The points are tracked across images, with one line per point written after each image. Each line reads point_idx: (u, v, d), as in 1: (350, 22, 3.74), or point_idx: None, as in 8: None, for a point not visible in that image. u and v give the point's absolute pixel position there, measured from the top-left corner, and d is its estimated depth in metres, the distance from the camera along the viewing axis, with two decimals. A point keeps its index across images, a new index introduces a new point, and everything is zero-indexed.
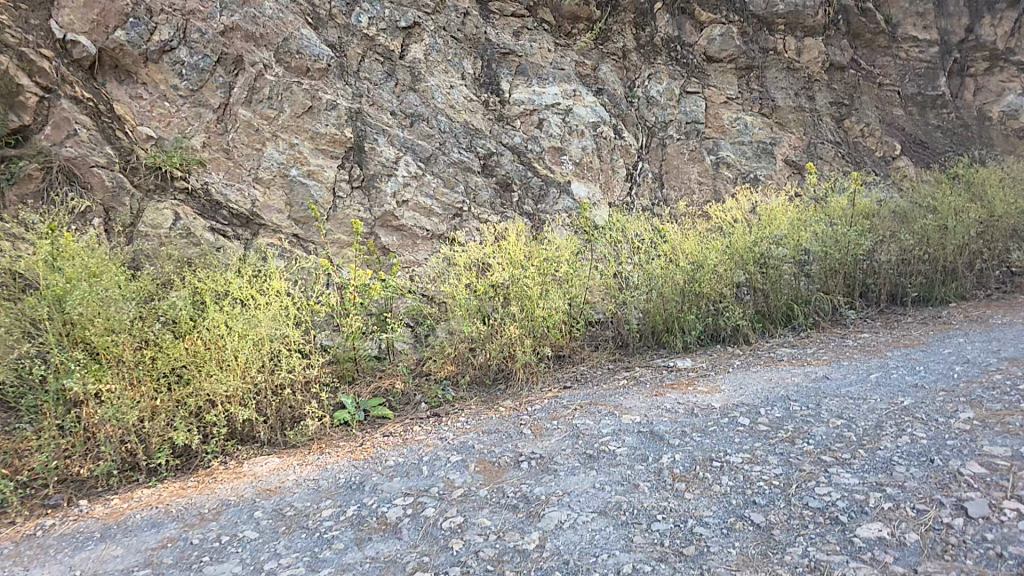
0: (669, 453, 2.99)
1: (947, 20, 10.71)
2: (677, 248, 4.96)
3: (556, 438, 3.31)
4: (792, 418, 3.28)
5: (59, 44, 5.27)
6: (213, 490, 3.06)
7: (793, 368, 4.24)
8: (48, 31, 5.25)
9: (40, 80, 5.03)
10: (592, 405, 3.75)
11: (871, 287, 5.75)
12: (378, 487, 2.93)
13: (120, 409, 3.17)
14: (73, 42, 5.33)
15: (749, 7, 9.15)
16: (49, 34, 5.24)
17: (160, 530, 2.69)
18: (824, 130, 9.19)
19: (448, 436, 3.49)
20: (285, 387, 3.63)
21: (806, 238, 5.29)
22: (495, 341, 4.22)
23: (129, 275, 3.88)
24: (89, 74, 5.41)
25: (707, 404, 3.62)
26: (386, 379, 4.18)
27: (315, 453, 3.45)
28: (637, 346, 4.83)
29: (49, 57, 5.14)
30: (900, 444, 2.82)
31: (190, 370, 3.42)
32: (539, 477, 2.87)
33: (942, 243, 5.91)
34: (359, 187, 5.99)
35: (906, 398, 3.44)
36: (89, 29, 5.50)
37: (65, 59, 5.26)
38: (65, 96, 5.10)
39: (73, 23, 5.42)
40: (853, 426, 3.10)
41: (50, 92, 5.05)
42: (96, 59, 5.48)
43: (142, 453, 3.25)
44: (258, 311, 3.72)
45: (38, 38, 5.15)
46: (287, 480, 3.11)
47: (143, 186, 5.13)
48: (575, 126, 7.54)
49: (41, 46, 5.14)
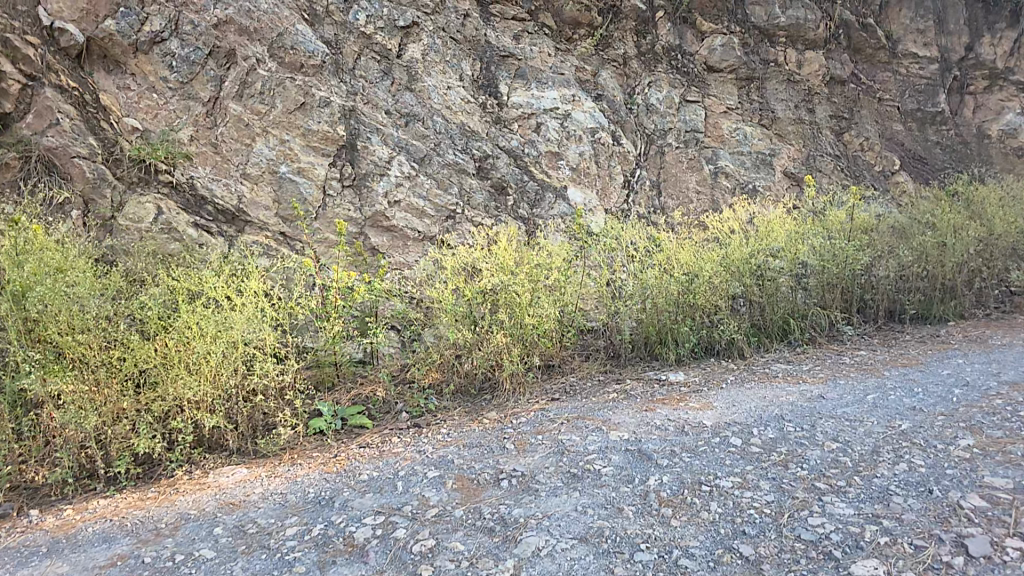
0: (656, 474, 2.84)
1: (948, 37, 10.69)
2: (672, 258, 4.79)
3: (540, 454, 3.16)
4: (787, 440, 3.14)
5: (46, 31, 5.14)
6: (174, 502, 2.92)
7: (788, 386, 4.10)
8: (35, 18, 5.12)
9: (24, 67, 4.91)
10: (580, 419, 3.59)
11: (869, 303, 5.63)
12: (348, 503, 2.78)
13: (78, 414, 3.00)
14: (60, 30, 5.20)
15: (751, 18, 9.10)
16: (37, 21, 5.12)
17: (112, 546, 2.55)
18: (823, 142, 9.12)
19: (427, 449, 3.33)
20: (258, 393, 3.46)
21: (803, 251, 5.14)
22: (482, 349, 4.05)
23: (99, 271, 3.73)
24: (76, 63, 5.26)
25: (699, 422, 3.48)
26: (367, 386, 4.03)
27: (285, 464, 3.29)
28: (629, 357, 4.70)
29: (35, 44, 5.02)
30: (897, 472, 2.69)
31: (157, 373, 3.26)
32: (519, 497, 2.71)
33: (941, 260, 5.80)
34: (349, 186, 5.83)
35: (905, 421, 3.31)
36: (78, 17, 5.37)
37: (52, 47, 5.13)
38: (49, 84, 4.98)
39: (62, 11, 5.31)
40: (849, 450, 2.96)
41: (33, 79, 4.93)
42: (84, 48, 5.32)
43: (101, 460, 3.11)
44: (233, 312, 3.55)
45: (24, 25, 5.04)
46: (253, 494, 2.95)
47: (126, 178, 4.97)
48: (573, 130, 7.42)
49: (27, 33, 5.00)
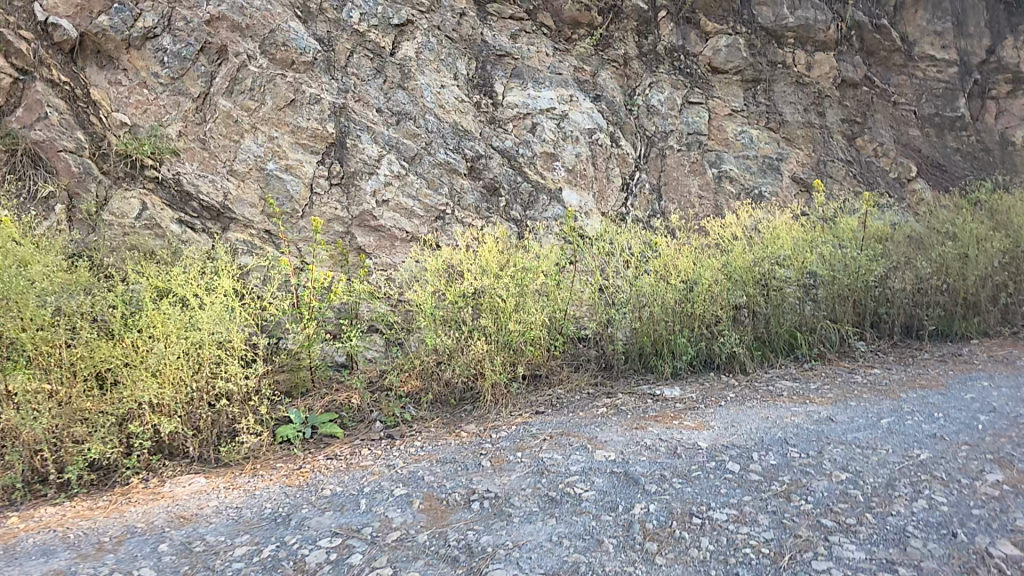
0: (643, 502, 2.58)
1: (968, 40, 10.32)
2: (671, 265, 4.52)
3: (517, 474, 2.90)
4: (789, 467, 2.87)
5: (40, 26, 5.07)
6: (123, 513, 2.52)
7: (793, 406, 3.81)
8: (31, 14, 5.08)
9: (17, 61, 4.83)
10: (563, 436, 3.34)
11: (884, 317, 5.31)
12: (305, 522, 2.46)
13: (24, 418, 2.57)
14: (54, 25, 5.12)
15: (758, 19, 8.90)
16: (32, 16, 5.06)
17: (48, 561, 2.18)
18: (835, 147, 8.80)
19: (397, 464, 3.04)
20: (224, 396, 3.00)
21: (811, 260, 4.85)
22: (463, 357, 3.78)
23: (67, 265, 3.30)
24: (69, 57, 5.18)
25: (693, 444, 3.21)
26: (342, 392, 3.69)
27: (246, 475, 2.89)
28: (622, 368, 4.42)
29: (28, 39, 4.95)
30: (915, 510, 2.42)
31: (118, 373, 2.83)
32: (489, 523, 2.46)
33: (962, 273, 5.46)
34: (337, 185, 5.67)
35: (924, 451, 3.02)
36: (73, 13, 5.30)
37: (46, 42, 5.06)
38: (41, 79, 4.89)
39: (56, 6, 5.24)
40: (861, 482, 2.69)
41: (25, 74, 4.85)
42: (77, 43, 5.24)
43: (52, 465, 2.66)
44: (200, 310, 3.12)
45: (20, 20, 4.99)
46: (207, 507, 2.57)
47: (112, 173, 4.83)
48: (570, 131, 7.22)
49: (21, 28, 4.96)
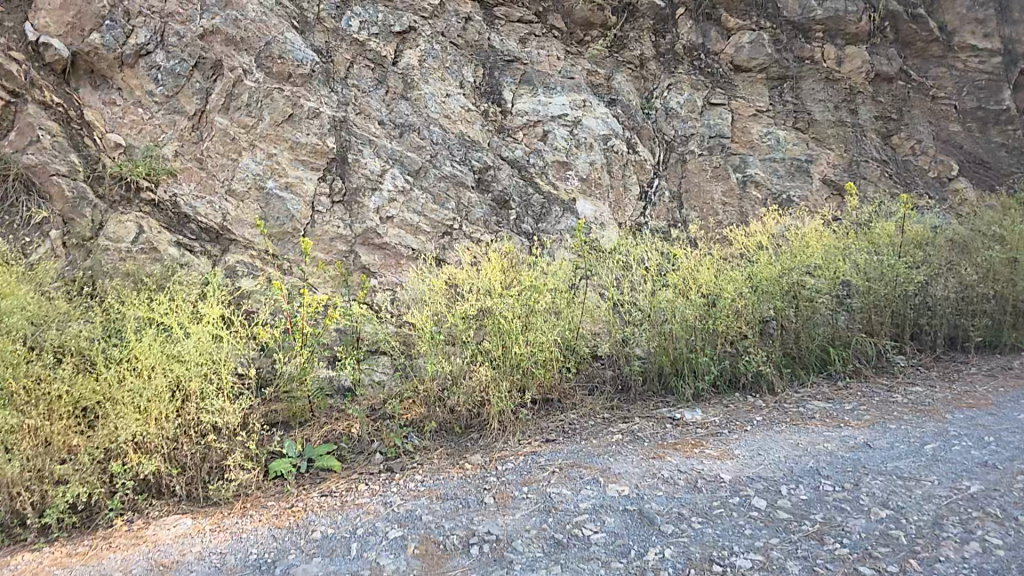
0: (657, 546, 2.33)
1: (1012, 26, 9.65)
2: (691, 278, 4.24)
3: (522, 512, 2.68)
4: (823, 503, 2.58)
5: (31, 47, 5.11)
6: (101, 561, 2.39)
7: (826, 431, 3.47)
8: (21, 34, 5.13)
9: (7, 84, 4.84)
10: (573, 468, 3.09)
11: (926, 329, 4.90)
12: (290, 570, 2.28)
13: None
14: (45, 45, 5.15)
15: (783, 13, 8.54)
16: (22, 36, 5.12)
17: None
18: (867, 145, 8.30)
19: (394, 502, 2.84)
20: (210, 431, 2.87)
21: (845, 269, 4.47)
22: (467, 384, 3.55)
23: (49, 297, 3.21)
24: (62, 78, 5.21)
25: (715, 476, 2.92)
26: (342, 421, 3.54)
27: (234, 515, 2.74)
28: (640, 391, 4.16)
29: (19, 60, 4.98)
30: (968, 556, 2.12)
31: (100, 410, 2.72)
32: (488, 571, 2.25)
33: (1012, 280, 5.02)
34: (340, 202, 5.59)
35: (975, 482, 2.68)
36: (64, 32, 5.33)
37: (37, 62, 5.10)
38: (32, 101, 4.90)
39: (48, 26, 5.28)
40: (904, 521, 2.38)
41: (16, 96, 4.85)
42: (69, 63, 5.26)
43: (27, 510, 2.54)
44: (184, 340, 3.00)
45: (9, 41, 5.03)
46: (189, 553, 2.42)
47: (108, 196, 4.80)
48: (582, 138, 6.99)
49: (11, 48, 5.02)
